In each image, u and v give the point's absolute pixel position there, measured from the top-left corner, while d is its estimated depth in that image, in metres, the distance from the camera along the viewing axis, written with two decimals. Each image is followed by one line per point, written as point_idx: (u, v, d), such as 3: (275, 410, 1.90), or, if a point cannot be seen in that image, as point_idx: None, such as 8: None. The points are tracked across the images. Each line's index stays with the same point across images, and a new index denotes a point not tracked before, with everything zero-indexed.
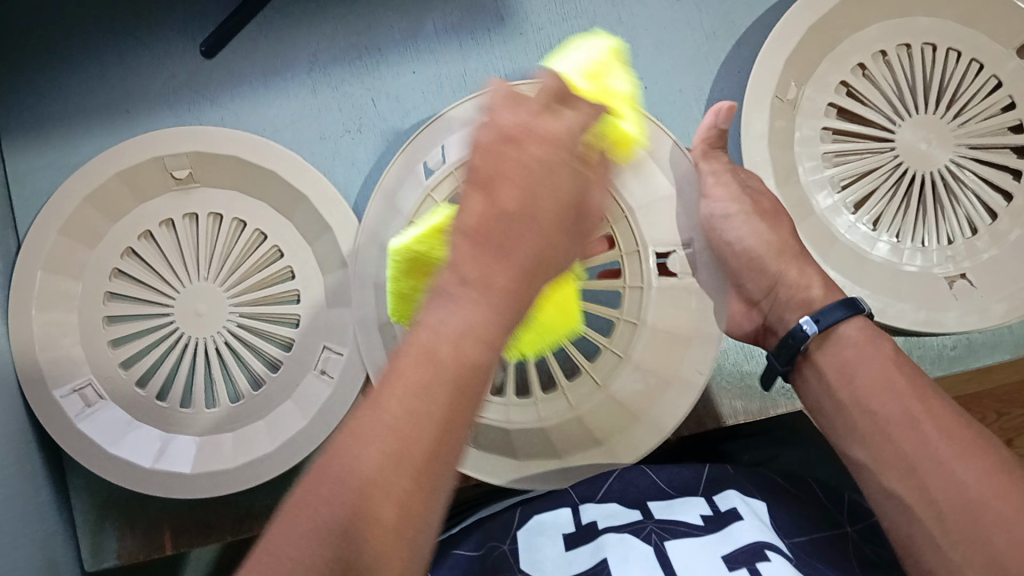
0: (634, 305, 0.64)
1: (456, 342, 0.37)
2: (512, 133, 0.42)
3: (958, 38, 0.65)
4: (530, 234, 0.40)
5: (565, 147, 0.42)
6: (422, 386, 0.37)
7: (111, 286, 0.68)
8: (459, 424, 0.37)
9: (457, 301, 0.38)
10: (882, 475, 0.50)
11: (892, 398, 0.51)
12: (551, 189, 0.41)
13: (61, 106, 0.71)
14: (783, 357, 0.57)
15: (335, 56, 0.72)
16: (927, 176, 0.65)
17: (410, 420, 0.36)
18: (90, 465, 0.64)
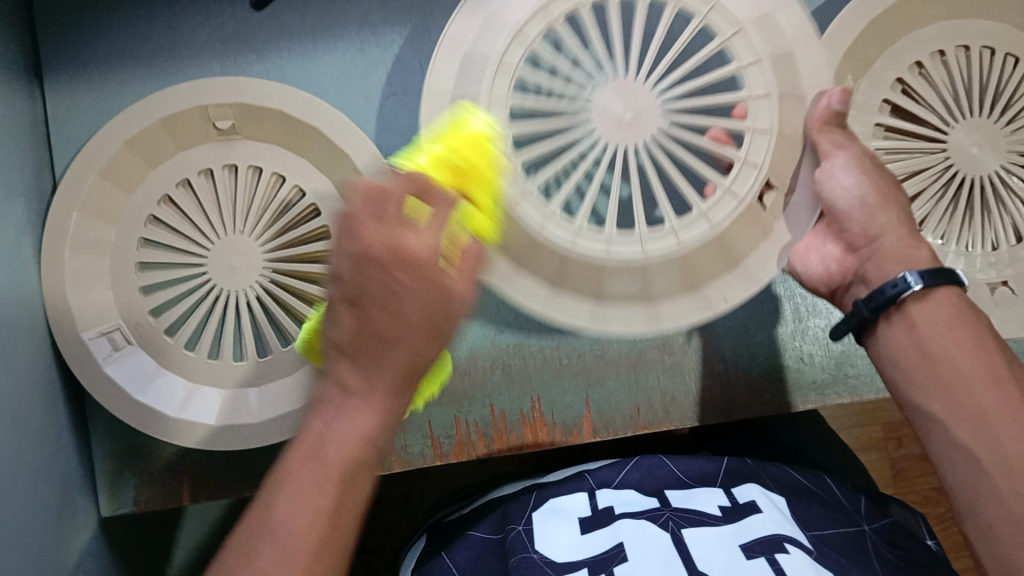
0: (744, 174, 0.60)
1: (340, 448, 0.48)
2: (390, 261, 0.48)
3: (1016, 43, 0.65)
4: (402, 345, 0.48)
5: (422, 270, 0.48)
6: (313, 486, 0.47)
7: (146, 233, 0.67)
8: (337, 526, 0.47)
9: (347, 415, 0.49)
10: (952, 427, 0.53)
11: (978, 358, 0.53)
12: (416, 308, 0.48)
13: (108, 49, 0.71)
14: (872, 305, 0.56)
15: (387, 17, 0.71)
16: (976, 180, 0.64)
17: (304, 518, 0.46)
18: (115, 410, 0.64)
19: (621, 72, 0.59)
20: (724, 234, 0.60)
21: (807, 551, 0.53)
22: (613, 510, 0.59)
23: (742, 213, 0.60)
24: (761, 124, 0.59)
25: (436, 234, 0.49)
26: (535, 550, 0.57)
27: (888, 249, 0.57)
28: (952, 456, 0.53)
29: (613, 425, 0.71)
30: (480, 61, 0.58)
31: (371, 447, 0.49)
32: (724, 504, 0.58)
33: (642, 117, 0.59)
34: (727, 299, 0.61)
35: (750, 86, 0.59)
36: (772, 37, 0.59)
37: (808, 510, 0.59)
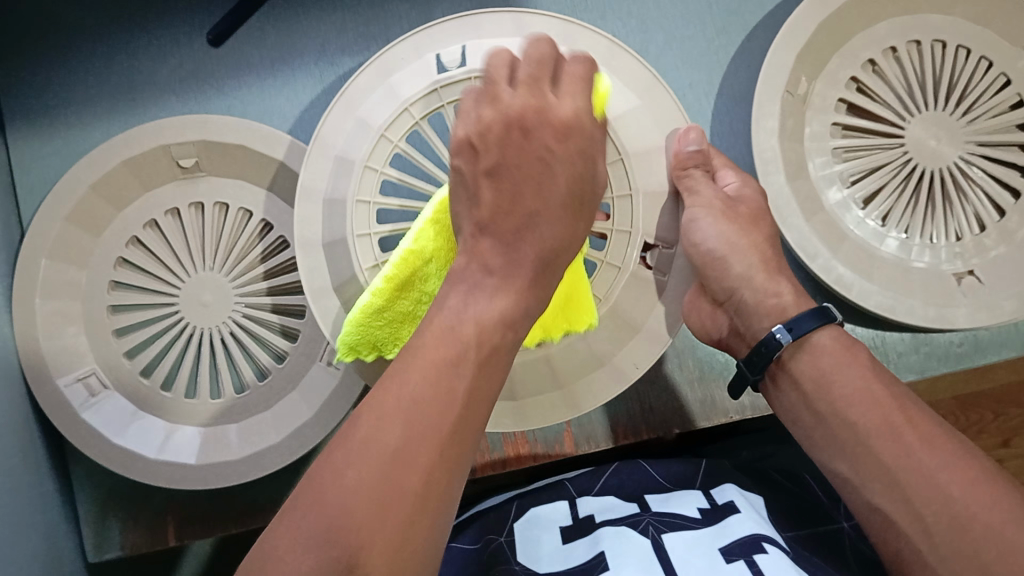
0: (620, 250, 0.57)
1: (473, 327, 0.43)
2: (525, 121, 0.47)
3: (967, 35, 0.66)
4: (539, 204, 0.47)
5: (574, 131, 0.48)
6: (451, 361, 0.41)
7: (115, 275, 0.67)
8: (478, 401, 0.42)
9: (488, 292, 0.45)
10: (862, 487, 0.51)
11: (870, 408, 0.51)
12: (562, 167, 0.48)
13: (69, 93, 0.71)
14: (753, 367, 0.57)
15: (345, 45, 0.72)
16: (936, 172, 0.65)
17: (437, 386, 0.40)
18: (93, 453, 0.65)
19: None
20: (617, 307, 0.58)
21: (784, 551, 0.52)
22: (593, 517, 0.59)
23: (632, 282, 0.58)
24: (624, 190, 0.57)
25: (582, 97, 0.49)
26: (517, 560, 0.57)
27: (749, 303, 0.58)
28: (865, 513, 0.51)
29: (595, 438, 0.71)
30: (346, 162, 0.57)
31: (509, 328, 0.45)
32: (701, 505, 0.58)
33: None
34: (638, 365, 0.59)
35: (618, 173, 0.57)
36: (625, 95, 0.57)
37: (789, 503, 0.60)
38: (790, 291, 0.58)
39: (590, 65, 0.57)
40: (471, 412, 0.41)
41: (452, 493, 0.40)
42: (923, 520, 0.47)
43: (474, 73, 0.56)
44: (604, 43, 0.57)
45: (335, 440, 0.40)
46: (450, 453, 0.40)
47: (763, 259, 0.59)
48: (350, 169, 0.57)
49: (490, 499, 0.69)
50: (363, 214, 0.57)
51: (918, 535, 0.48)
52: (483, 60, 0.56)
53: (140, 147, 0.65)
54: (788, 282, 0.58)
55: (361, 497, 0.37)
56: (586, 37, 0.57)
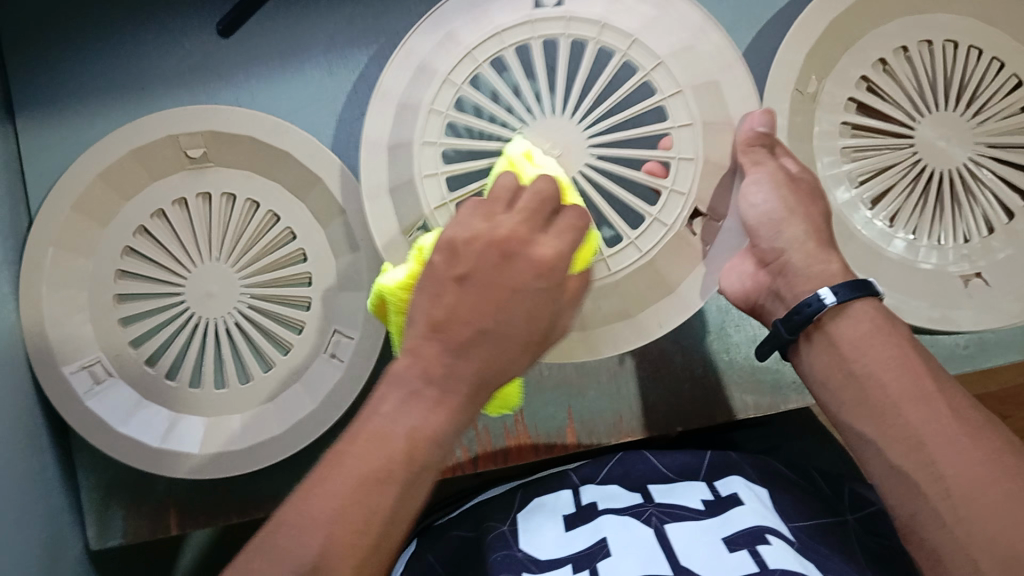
0: (671, 208, 0.59)
1: (409, 439, 0.42)
2: (507, 247, 0.44)
3: (979, 36, 0.65)
4: (498, 351, 0.43)
5: (554, 274, 0.44)
6: (380, 476, 0.41)
7: (122, 265, 0.67)
8: (397, 519, 0.42)
9: (423, 406, 0.43)
10: (885, 449, 0.49)
11: (903, 375, 0.50)
12: (523, 312, 0.43)
13: (79, 83, 0.71)
14: (790, 325, 0.54)
15: (354, 38, 0.72)
16: (945, 173, 0.64)
17: (360, 502, 0.41)
18: (99, 444, 0.64)
19: (552, 111, 0.59)
20: (652, 262, 0.60)
21: (789, 542, 0.52)
22: (596, 505, 0.59)
23: (671, 242, 0.60)
24: (686, 154, 0.59)
25: (568, 237, 0.45)
26: (520, 547, 0.56)
27: (797, 265, 0.55)
28: (884, 478, 0.49)
29: (596, 432, 0.71)
30: (429, 75, 0.59)
31: (444, 447, 0.43)
32: (705, 498, 0.58)
33: (569, 158, 0.59)
34: (662, 324, 0.61)
35: (682, 135, 0.59)
36: (699, 63, 0.59)
37: (796, 501, 0.59)
38: (842, 263, 0.55)
39: (677, 26, 0.59)
40: (387, 535, 0.42)
41: None
42: (945, 488, 0.46)
43: (568, 17, 0.58)
44: (698, 18, 0.59)
45: (259, 538, 0.42)
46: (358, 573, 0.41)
47: (816, 228, 0.56)
48: (428, 81, 0.59)
49: (488, 493, 0.68)
50: (433, 127, 0.59)
51: (938, 502, 0.46)
52: (583, 7, 0.58)
53: (146, 138, 0.65)
54: (838, 256, 0.56)
55: None
56: (680, 3, 0.59)
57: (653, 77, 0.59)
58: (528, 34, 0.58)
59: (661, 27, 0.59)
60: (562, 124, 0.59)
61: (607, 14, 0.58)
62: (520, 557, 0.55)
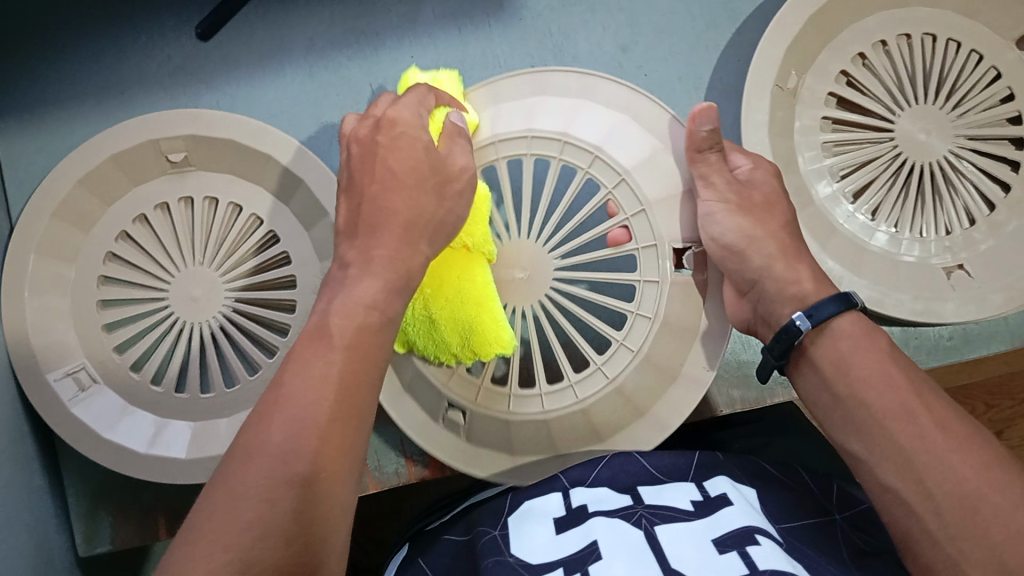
0: (648, 299, 0.62)
1: (342, 315, 0.45)
2: (383, 120, 0.52)
3: (957, 29, 0.65)
4: (398, 207, 0.50)
5: (405, 130, 0.52)
6: (322, 358, 0.43)
7: (104, 270, 0.67)
8: (354, 385, 0.43)
9: (358, 282, 0.47)
10: (877, 463, 0.49)
11: (887, 392, 0.50)
12: (403, 158, 0.51)
13: (58, 87, 0.71)
14: (777, 351, 0.56)
15: (334, 39, 0.72)
16: (925, 166, 0.65)
17: (313, 384, 0.42)
18: (80, 447, 0.64)
19: (520, 236, 0.62)
20: (650, 358, 0.63)
21: (778, 542, 0.52)
22: (586, 508, 0.58)
23: (678, 291, 0.62)
24: (647, 241, 0.61)
25: (412, 106, 0.53)
26: (511, 553, 0.56)
27: (769, 292, 0.57)
28: (878, 494, 0.49)
29: None
30: None
31: (375, 312, 0.47)
32: (694, 498, 0.58)
33: (538, 276, 0.62)
34: (708, 365, 0.62)
35: (639, 222, 0.61)
36: (619, 129, 0.61)
37: (784, 501, 0.59)
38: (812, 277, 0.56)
39: (639, 138, 0.61)
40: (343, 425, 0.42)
41: (339, 514, 0.41)
42: (934, 501, 0.46)
43: (529, 134, 0.61)
44: (664, 116, 0.61)
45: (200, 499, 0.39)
46: (331, 455, 0.41)
47: (783, 247, 0.58)
48: None
49: (481, 494, 0.68)
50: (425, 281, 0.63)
51: (928, 515, 0.46)
52: (547, 123, 0.61)
53: (127, 143, 0.65)
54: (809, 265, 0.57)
55: (239, 533, 0.36)
56: (650, 109, 0.61)
57: (594, 172, 0.61)
58: (519, 145, 0.61)
59: (619, 139, 0.61)
60: (530, 248, 0.62)
61: (569, 129, 0.61)
62: (514, 562, 0.55)
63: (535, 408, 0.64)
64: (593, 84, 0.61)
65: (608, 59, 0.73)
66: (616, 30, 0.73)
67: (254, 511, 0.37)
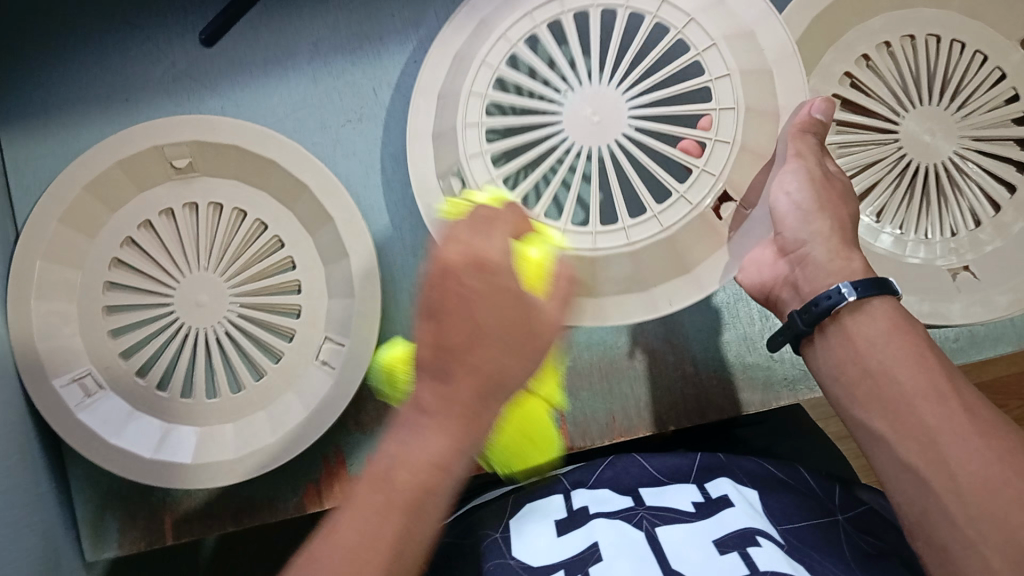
0: (718, 158, 0.61)
1: (410, 470, 0.45)
2: (486, 261, 0.48)
3: (963, 29, 0.65)
4: (484, 361, 0.46)
5: (494, 269, 0.48)
6: (382, 507, 0.44)
7: (110, 277, 0.67)
8: (408, 546, 0.43)
9: (424, 430, 0.46)
10: (896, 446, 0.47)
11: (919, 372, 0.48)
12: (514, 311, 0.47)
13: (64, 93, 0.71)
14: (808, 317, 0.53)
15: (338, 43, 0.72)
16: (931, 167, 0.65)
17: (366, 539, 0.42)
18: (87, 452, 0.63)
19: (600, 78, 0.61)
20: (674, 241, 0.62)
21: (778, 544, 0.53)
22: (588, 509, 0.59)
23: (696, 223, 0.61)
24: (726, 103, 0.60)
25: (509, 241, 0.50)
26: (513, 554, 0.56)
27: (818, 260, 0.54)
28: (893, 477, 0.48)
29: (590, 433, 0.72)
30: (487, 31, 0.62)
31: (448, 471, 0.45)
32: (695, 499, 0.58)
33: (608, 123, 0.61)
34: (672, 304, 0.61)
35: (722, 87, 0.60)
36: (727, 19, 0.60)
37: (788, 505, 0.59)
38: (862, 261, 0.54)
39: (737, 13, 0.60)
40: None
41: None
42: (957, 486, 0.44)
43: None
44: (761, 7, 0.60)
45: None
46: None
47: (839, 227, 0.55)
48: (466, 66, 0.62)
49: (485, 493, 0.68)
50: (477, 104, 0.61)
51: (951, 501, 0.44)
52: None
53: (133, 148, 0.65)
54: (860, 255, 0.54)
55: None
56: None
57: (686, 35, 0.60)
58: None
59: (713, 12, 0.60)
60: (606, 90, 0.61)
61: None
62: (515, 563, 0.55)
63: (531, 229, 0.61)
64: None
65: None
66: None
67: None
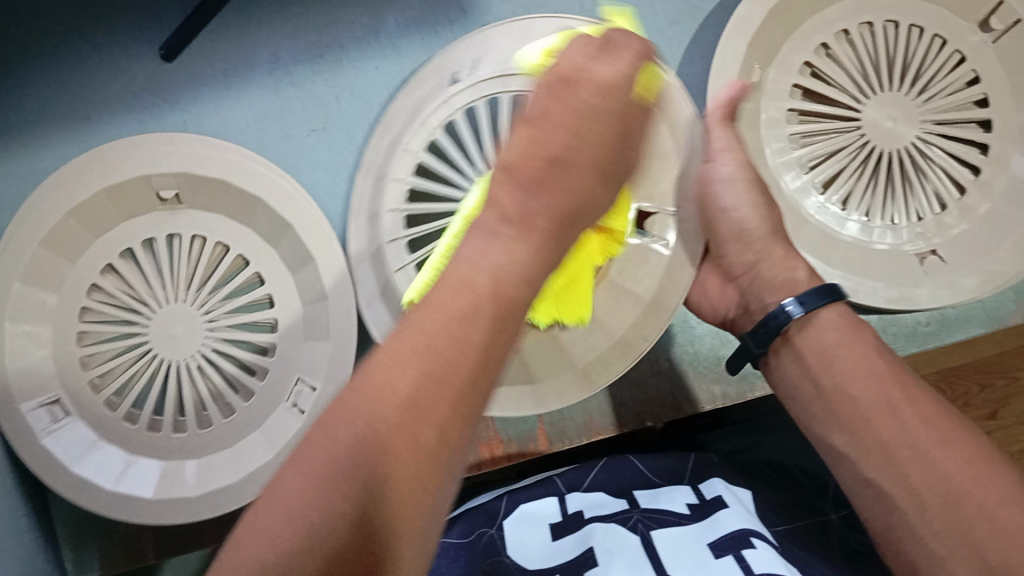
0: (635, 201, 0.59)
1: (492, 276, 0.42)
2: (567, 75, 0.49)
3: (919, 14, 0.65)
4: (567, 180, 0.47)
5: (619, 93, 0.49)
6: (466, 312, 0.40)
7: (88, 302, 0.67)
8: (493, 354, 0.41)
9: (505, 243, 0.44)
10: (860, 463, 0.51)
11: (871, 384, 0.51)
12: (599, 125, 0.48)
13: (23, 115, 0.71)
14: (758, 338, 0.57)
15: (298, 54, 0.72)
16: (893, 154, 0.65)
17: (450, 333, 0.39)
18: (50, 481, 0.63)
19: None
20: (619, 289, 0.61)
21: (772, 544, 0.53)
22: (583, 513, 0.59)
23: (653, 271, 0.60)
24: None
25: (631, 62, 0.50)
26: (510, 556, 0.58)
27: (765, 275, 0.59)
28: (856, 488, 0.51)
29: (567, 434, 0.72)
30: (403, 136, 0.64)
31: (528, 286, 0.43)
32: (690, 501, 0.59)
33: None
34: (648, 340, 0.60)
35: None
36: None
37: (768, 497, 0.60)
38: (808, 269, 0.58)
39: None
40: (471, 398, 0.40)
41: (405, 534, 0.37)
42: (919, 498, 0.48)
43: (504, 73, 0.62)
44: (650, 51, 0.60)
45: (311, 428, 0.38)
46: (448, 429, 0.39)
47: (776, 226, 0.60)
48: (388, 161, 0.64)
49: (472, 502, 0.68)
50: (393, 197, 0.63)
51: (913, 512, 0.48)
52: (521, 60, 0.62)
53: (118, 176, 0.65)
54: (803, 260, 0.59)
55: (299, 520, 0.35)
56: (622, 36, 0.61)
57: None
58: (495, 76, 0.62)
59: None
60: None
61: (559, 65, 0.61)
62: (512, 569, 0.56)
63: None
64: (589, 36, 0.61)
65: None
66: None
67: (346, 470, 0.36)
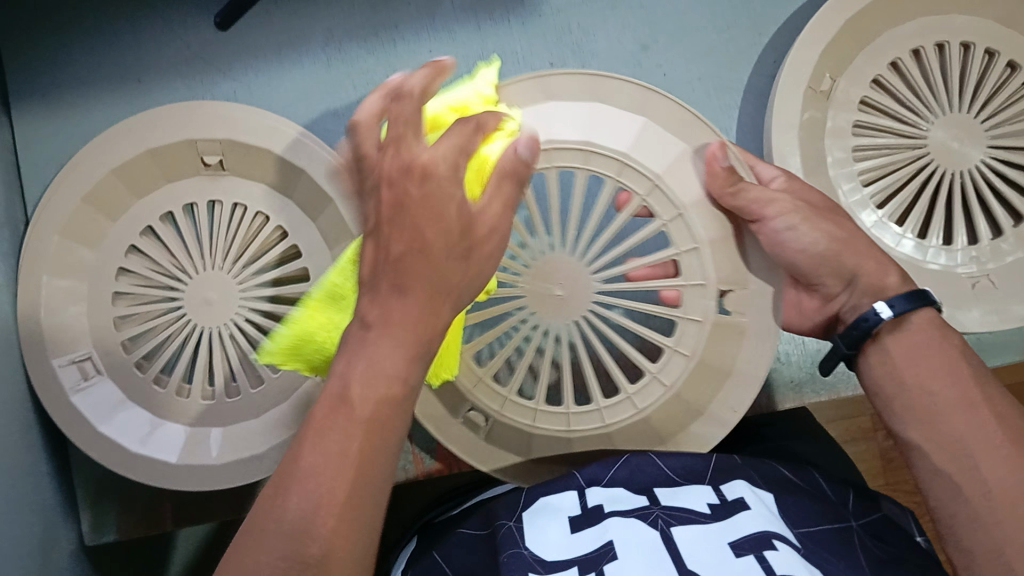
0: (692, 268, 0.59)
1: (376, 367, 0.40)
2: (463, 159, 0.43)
3: (995, 38, 0.65)
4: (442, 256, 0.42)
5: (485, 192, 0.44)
6: (350, 424, 0.40)
7: (124, 263, 0.65)
8: (376, 459, 0.40)
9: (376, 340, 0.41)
10: (930, 456, 0.50)
11: (951, 381, 0.51)
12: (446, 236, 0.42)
13: (73, 70, 0.69)
14: (848, 341, 0.55)
15: (352, 30, 0.71)
16: (956, 175, 0.64)
17: (329, 445, 0.40)
18: (77, 440, 0.64)
19: (561, 248, 0.58)
20: (702, 359, 0.60)
21: (795, 548, 0.51)
22: (602, 508, 0.56)
23: (694, 371, 0.61)
24: (695, 281, 0.59)
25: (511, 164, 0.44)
26: (525, 544, 0.54)
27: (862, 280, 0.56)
28: (929, 483, 0.50)
29: None
30: None
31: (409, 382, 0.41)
32: (711, 501, 0.56)
33: (575, 295, 0.58)
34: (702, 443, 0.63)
35: (657, 199, 0.57)
36: (666, 145, 0.58)
37: (801, 507, 0.58)
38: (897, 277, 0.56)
39: (624, 125, 0.57)
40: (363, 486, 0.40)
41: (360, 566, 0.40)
42: (987, 491, 0.47)
43: None
44: (639, 94, 0.58)
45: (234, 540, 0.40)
46: (350, 505, 0.39)
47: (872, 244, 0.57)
48: None
49: (489, 492, 0.67)
50: None
51: (981, 504, 0.47)
52: None
53: (167, 140, 0.64)
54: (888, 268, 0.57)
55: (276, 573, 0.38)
56: (608, 83, 0.58)
57: (622, 180, 0.57)
58: None
59: (607, 129, 0.57)
60: (567, 262, 0.58)
61: (590, 134, 0.57)
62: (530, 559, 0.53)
63: (524, 417, 0.62)
64: (602, 87, 0.57)
65: (629, 57, 0.73)
66: (635, 29, 0.73)
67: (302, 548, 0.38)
